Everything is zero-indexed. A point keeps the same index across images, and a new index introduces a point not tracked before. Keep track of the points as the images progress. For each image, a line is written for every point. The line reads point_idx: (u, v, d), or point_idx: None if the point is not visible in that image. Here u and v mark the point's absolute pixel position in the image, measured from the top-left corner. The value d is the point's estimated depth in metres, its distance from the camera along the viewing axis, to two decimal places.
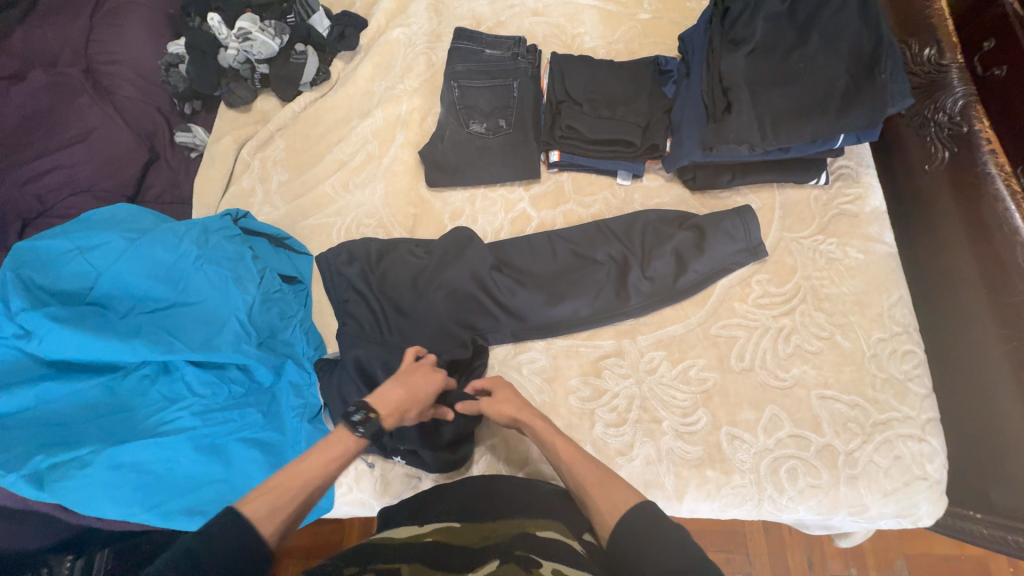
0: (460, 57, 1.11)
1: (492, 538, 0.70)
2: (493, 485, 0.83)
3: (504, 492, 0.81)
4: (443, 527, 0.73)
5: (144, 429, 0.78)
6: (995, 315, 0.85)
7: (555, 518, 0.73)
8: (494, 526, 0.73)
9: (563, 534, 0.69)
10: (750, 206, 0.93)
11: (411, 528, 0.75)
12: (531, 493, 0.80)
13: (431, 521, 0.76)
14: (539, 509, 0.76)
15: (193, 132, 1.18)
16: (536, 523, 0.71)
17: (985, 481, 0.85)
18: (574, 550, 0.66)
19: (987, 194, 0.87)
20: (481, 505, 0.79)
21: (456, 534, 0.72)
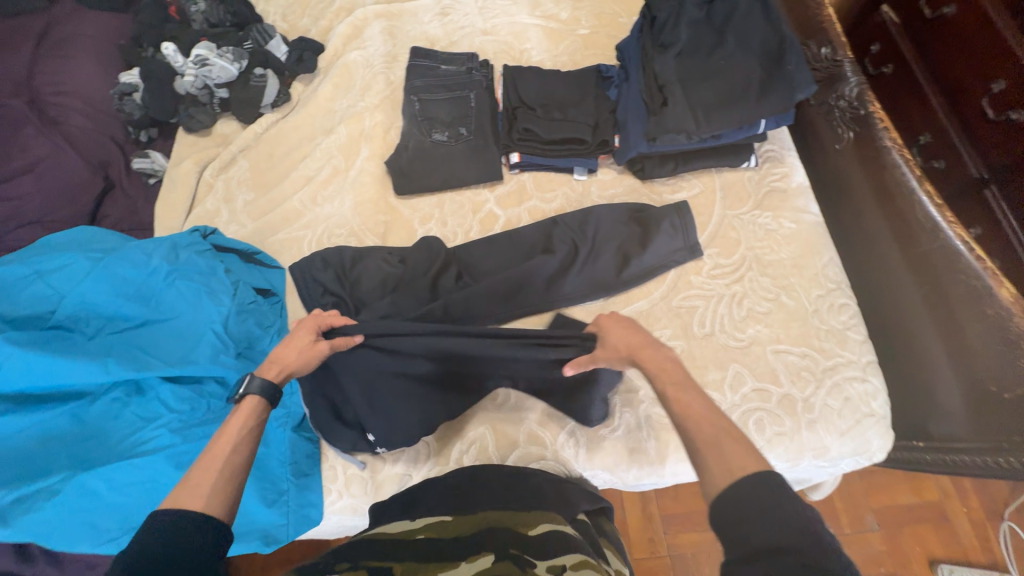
0: (418, 73, 1.17)
1: (487, 528, 0.69)
2: (484, 473, 0.83)
3: (496, 482, 0.81)
4: (435, 523, 0.71)
5: (117, 451, 0.75)
6: (908, 264, 0.98)
7: (550, 511, 0.75)
8: (485, 517, 0.72)
9: (558, 522, 0.71)
10: (686, 202, 1.03)
11: (404, 523, 0.73)
12: (529, 482, 0.82)
13: (424, 517, 0.74)
14: (535, 499, 0.77)
15: (151, 158, 1.15)
16: (530, 517, 0.72)
17: (925, 413, 0.95)
18: (569, 535, 0.68)
19: (887, 164, 1.02)
20: (473, 496, 0.78)
21: (450, 528, 0.70)
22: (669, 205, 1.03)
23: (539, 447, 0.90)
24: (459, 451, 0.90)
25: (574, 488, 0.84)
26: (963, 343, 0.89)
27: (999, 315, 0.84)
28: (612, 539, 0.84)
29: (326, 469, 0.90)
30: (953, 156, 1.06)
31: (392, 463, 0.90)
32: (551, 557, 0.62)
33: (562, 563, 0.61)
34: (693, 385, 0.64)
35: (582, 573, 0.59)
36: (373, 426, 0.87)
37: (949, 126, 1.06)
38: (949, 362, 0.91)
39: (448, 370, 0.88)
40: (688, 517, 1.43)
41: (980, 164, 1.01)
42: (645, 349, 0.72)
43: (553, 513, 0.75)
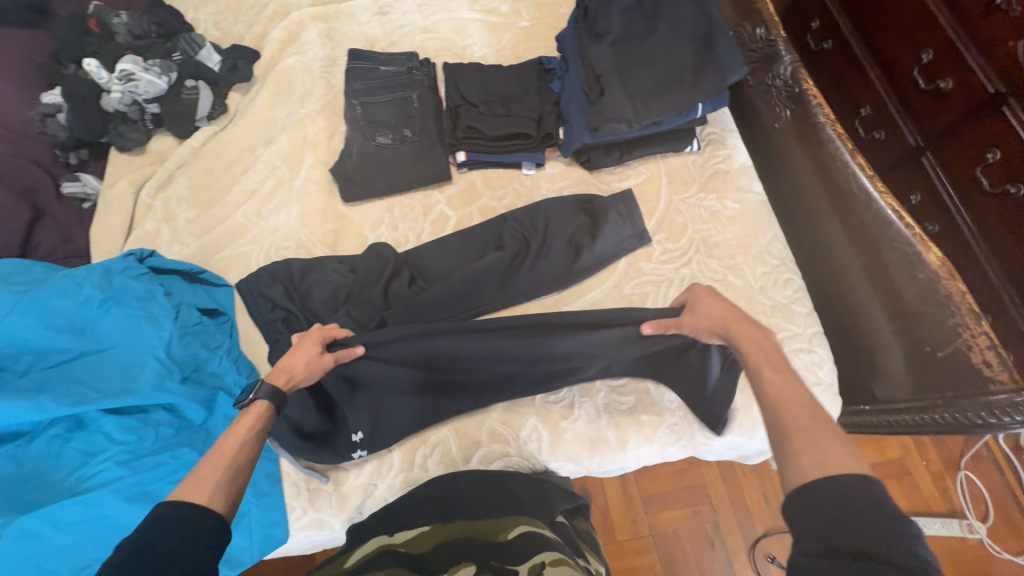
0: (357, 75, 1.15)
1: (467, 536, 0.71)
2: (458, 478, 0.85)
3: (470, 488, 0.83)
4: (416, 537, 0.72)
5: (63, 489, 0.73)
6: (848, 234, 1.01)
7: (528, 514, 0.77)
8: (465, 525, 0.74)
9: (535, 524, 0.74)
10: (631, 189, 1.04)
11: (381, 540, 0.73)
12: (505, 486, 0.84)
13: (402, 531, 0.75)
14: (513, 502, 0.80)
15: (82, 181, 1.12)
16: (507, 521, 0.74)
17: (870, 378, 0.99)
18: (546, 535, 0.71)
19: (823, 139, 1.05)
20: (448, 505, 0.80)
21: (430, 539, 0.71)
22: (616, 193, 1.04)
23: (502, 444, 0.91)
24: (422, 455, 0.90)
25: (551, 488, 0.86)
26: (901, 306, 0.92)
27: (929, 278, 0.88)
28: (588, 538, 0.87)
29: (289, 486, 0.88)
30: (890, 125, 1.01)
31: (357, 474, 0.89)
32: (529, 557, 0.65)
33: (541, 560, 0.63)
34: (789, 369, 0.65)
35: (560, 570, 0.61)
36: (360, 425, 0.88)
37: (885, 96, 1.02)
38: (890, 326, 0.95)
39: (430, 378, 0.89)
40: (666, 496, 1.47)
41: (915, 130, 0.97)
42: (738, 324, 0.72)
43: (532, 516, 0.77)
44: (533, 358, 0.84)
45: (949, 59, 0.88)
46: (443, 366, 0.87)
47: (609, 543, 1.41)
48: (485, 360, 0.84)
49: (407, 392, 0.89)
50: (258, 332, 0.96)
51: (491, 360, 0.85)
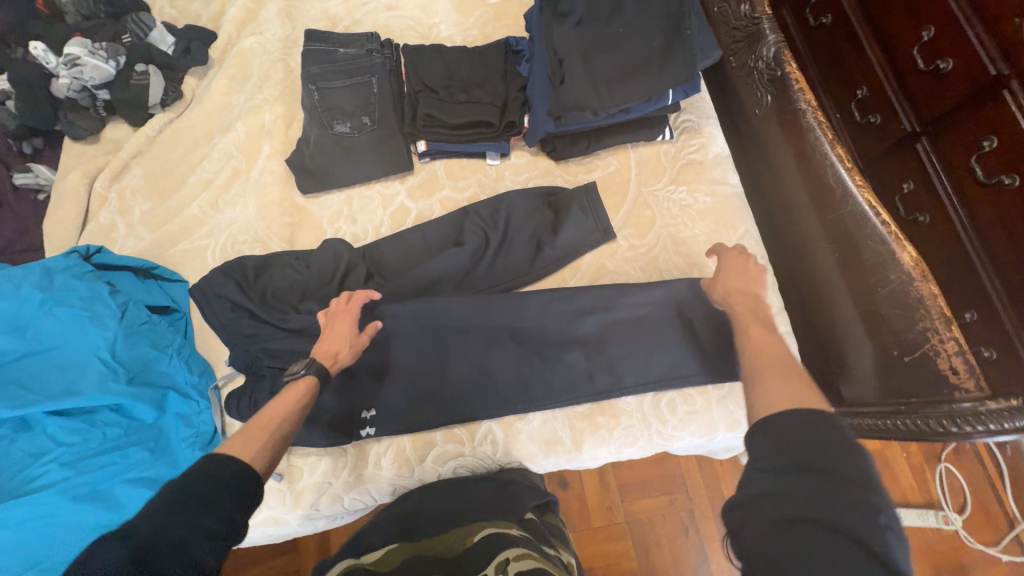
0: (314, 58, 1.09)
1: (434, 555, 0.69)
2: (427, 502, 0.84)
3: (433, 503, 0.83)
4: (384, 555, 0.71)
5: (9, 490, 0.75)
6: (825, 229, 0.97)
7: (499, 518, 0.76)
8: (434, 540, 0.74)
9: (502, 526, 0.73)
10: (596, 182, 1.00)
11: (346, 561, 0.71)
12: (466, 496, 0.83)
13: (370, 551, 0.73)
14: (482, 509, 0.79)
15: (34, 172, 1.09)
16: (473, 528, 0.73)
17: (838, 379, 0.97)
18: (513, 533, 0.70)
19: (803, 128, 0.98)
20: (415, 522, 0.79)
21: (397, 557, 0.70)
22: (580, 186, 1.00)
23: (456, 445, 0.90)
24: (377, 454, 0.90)
25: (518, 489, 0.85)
26: (872, 308, 0.89)
27: (900, 280, 0.84)
28: (560, 533, 0.86)
29: None
30: (885, 107, 0.88)
31: (312, 474, 0.89)
32: (490, 561, 0.64)
33: (505, 558, 0.63)
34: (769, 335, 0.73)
35: (523, 565, 0.61)
36: (370, 401, 0.91)
37: (880, 73, 0.89)
38: (863, 330, 0.91)
39: (415, 372, 0.92)
40: (641, 485, 1.47)
41: (911, 113, 0.84)
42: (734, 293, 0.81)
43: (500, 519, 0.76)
44: (541, 344, 0.92)
45: (951, 34, 0.76)
46: (442, 351, 0.93)
47: (582, 530, 1.42)
48: (496, 351, 0.93)
49: (392, 385, 0.91)
50: (211, 330, 0.94)
51: (505, 344, 0.93)
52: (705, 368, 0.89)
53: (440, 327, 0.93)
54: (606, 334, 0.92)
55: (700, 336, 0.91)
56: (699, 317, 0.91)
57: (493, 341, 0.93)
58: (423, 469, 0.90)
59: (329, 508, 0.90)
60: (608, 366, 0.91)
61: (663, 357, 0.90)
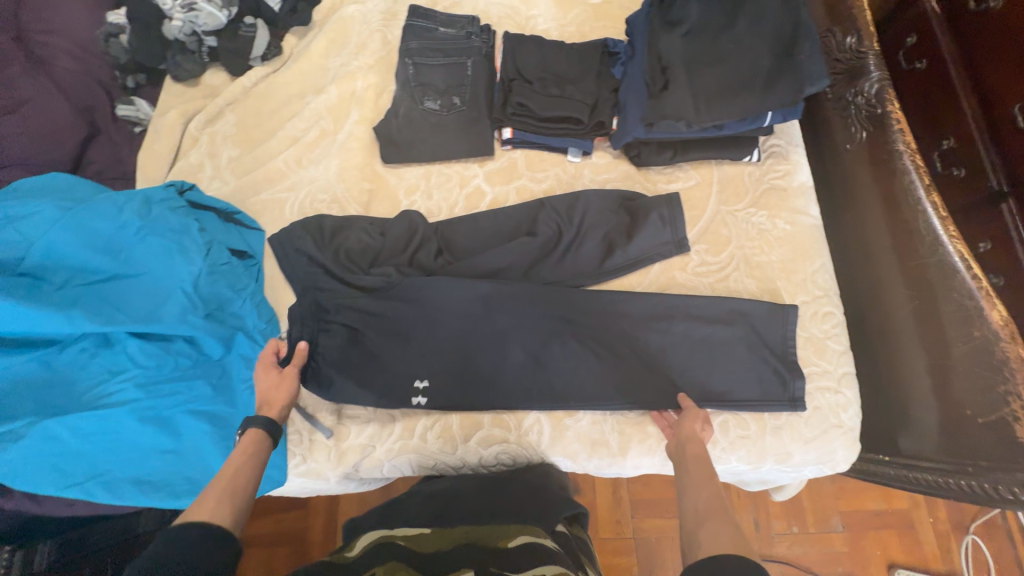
0: (414, 34, 1.12)
1: (465, 544, 0.70)
2: (459, 492, 0.85)
3: (472, 492, 0.85)
4: (414, 534, 0.73)
5: (84, 401, 0.79)
6: (903, 276, 0.95)
7: (531, 523, 0.76)
8: (468, 528, 0.74)
9: (536, 535, 0.71)
10: (679, 193, 0.99)
11: (381, 531, 0.75)
12: (502, 489, 0.85)
13: (402, 526, 0.76)
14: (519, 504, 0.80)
15: (136, 106, 1.15)
16: (507, 530, 0.73)
17: (897, 430, 0.94)
18: (548, 547, 0.69)
19: (896, 169, 0.96)
20: (450, 512, 0.79)
21: (428, 541, 0.72)
22: (660, 195, 0.99)
23: (502, 430, 0.91)
24: (423, 427, 0.91)
25: (552, 496, 0.84)
26: (945, 363, 0.87)
27: (985, 337, 0.81)
28: (587, 548, 0.83)
29: (294, 433, 0.92)
30: (973, 161, 0.85)
31: (358, 434, 0.91)
32: (528, 569, 0.63)
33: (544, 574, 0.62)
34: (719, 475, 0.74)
35: None
36: (422, 370, 0.92)
37: (974, 127, 0.85)
38: (931, 383, 0.89)
39: (467, 352, 0.93)
40: (655, 503, 1.45)
41: (1002, 173, 0.81)
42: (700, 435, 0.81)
43: (535, 524, 0.76)
44: (599, 343, 0.93)
45: None
46: (498, 335, 0.93)
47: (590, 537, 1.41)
48: (554, 343, 0.93)
49: (442, 362, 0.93)
50: (283, 280, 0.97)
51: (563, 337, 0.93)
52: (761, 394, 0.88)
53: (498, 314, 0.94)
54: (663, 345, 0.92)
55: (762, 362, 0.90)
56: (762, 341, 0.90)
57: (549, 336, 0.93)
58: (466, 449, 0.91)
59: (369, 470, 0.92)
60: (661, 378, 0.90)
61: (722, 376, 0.90)
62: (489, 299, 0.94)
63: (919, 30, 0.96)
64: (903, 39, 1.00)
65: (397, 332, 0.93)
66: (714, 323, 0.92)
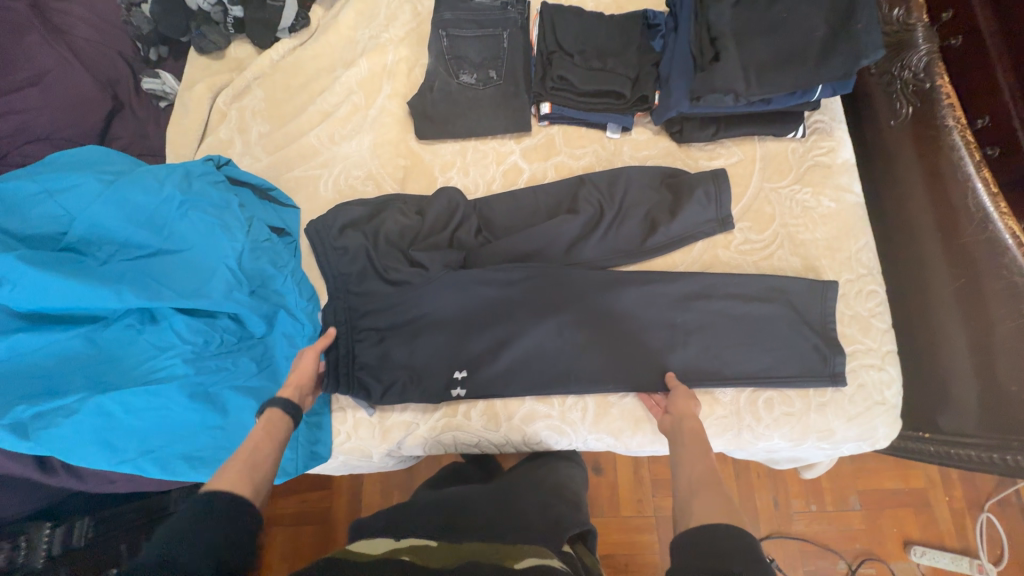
0: (448, 4, 1.08)
1: (471, 561, 0.61)
2: (507, 485, 0.85)
3: (526, 482, 0.86)
4: (420, 547, 0.66)
5: (135, 377, 0.79)
6: (946, 255, 0.94)
7: (538, 545, 0.67)
8: (472, 547, 0.66)
9: (545, 557, 0.63)
10: (724, 170, 0.97)
11: (384, 544, 0.67)
12: (517, 495, 0.82)
13: (409, 538, 0.69)
14: (541, 506, 0.78)
15: (161, 79, 1.11)
16: (515, 550, 0.64)
17: (936, 408, 0.95)
18: (556, 568, 0.60)
19: (944, 145, 0.94)
20: (465, 514, 0.76)
21: (433, 554, 0.64)
22: (704, 172, 0.97)
23: (546, 407, 0.91)
24: (468, 404, 0.92)
25: (562, 514, 0.77)
26: (988, 340, 0.87)
27: None
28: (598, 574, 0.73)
29: (337, 411, 0.92)
30: (1009, 140, 0.87)
31: (402, 412, 0.92)
32: None
33: None
34: None
35: None
36: (461, 361, 0.91)
37: (1012, 106, 0.86)
38: (973, 361, 0.89)
39: (506, 330, 0.92)
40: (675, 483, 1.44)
41: None
42: None
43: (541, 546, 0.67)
44: (640, 323, 0.92)
45: None
46: (538, 314, 0.92)
47: (610, 515, 1.41)
48: (595, 321, 0.92)
49: (481, 338, 0.92)
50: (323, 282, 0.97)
51: (605, 315, 0.92)
52: (803, 370, 0.88)
53: (540, 292, 0.93)
54: (704, 323, 0.91)
55: (804, 338, 0.89)
56: (803, 318, 0.90)
57: (590, 314, 0.92)
58: (510, 426, 0.91)
59: (412, 447, 0.92)
60: (702, 357, 0.90)
61: (767, 355, 0.89)
62: (529, 277, 0.93)
63: (956, 5, 0.95)
64: (938, 15, 0.98)
65: (432, 313, 0.92)
66: (756, 300, 0.91)
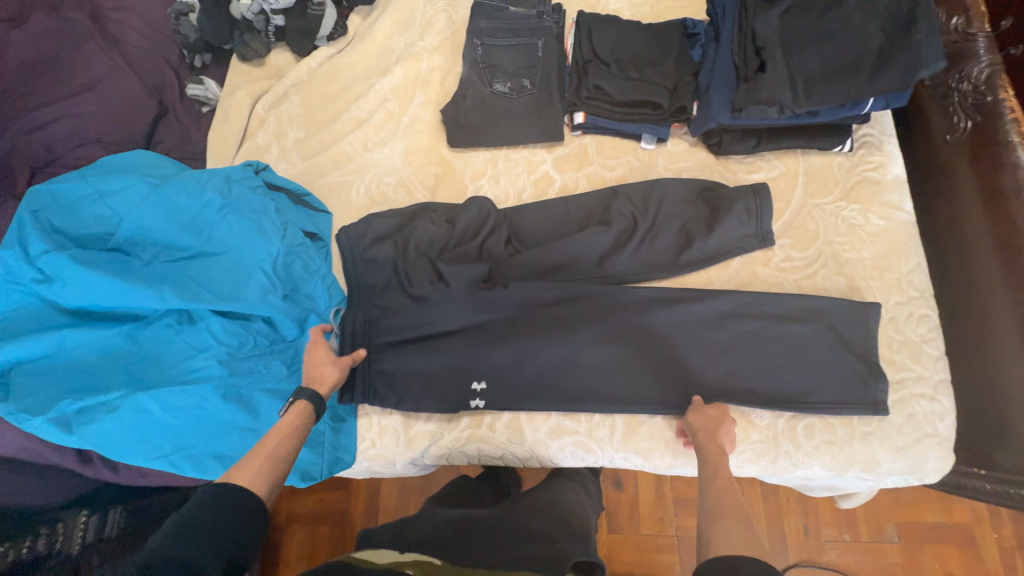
0: (483, 13, 1.08)
1: None
2: (513, 510, 0.85)
3: (530, 504, 0.87)
4: (424, 562, 0.66)
5: (172, 376, 0.80)
6: (1004, 279, 0.88)
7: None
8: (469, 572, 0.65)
9: None
10: (766, 184, 0.93)
11: (391, 554, 0.68)
12: (523, 522, 0.79)
13: (412, 550, 0.69)
14: (545, 535, 0.77)
15: (205, 85, 1.14)
16: None
17: (992, 443, 0.88)
18: None
19: (1006, 163, 0.89)
20: (471, 535, 0.74)
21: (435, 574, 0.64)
22: (744, 186, 0.94)
23: (573, 422, 0.89)
24: (494, 416, 0.90)
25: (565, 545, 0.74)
26: None
27: None
28: None
29: (364, 417, 0.92)
30: None
31: (425, 422, 0.91)
32: None
33: None
34: None
35: None
36: (483, 373, 0.90)
37: None
38: None
39: (531, 342, 0.90)
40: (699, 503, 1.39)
41: None
42: None
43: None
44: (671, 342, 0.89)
45: None
46: (564, 327, 0.91)
47: (630, 533, 1.37)
48: (625, 337, 0.90)
49: (505, 351, 0.90)
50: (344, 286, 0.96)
51: (635, 331, 0.90)
52: (845, 397, 0.83)
53: (571, 305, 0.91)
54: (739, 344, 0.87)
55: (846, 363, 0.85)
56: (845, 342, 0.85)
57: (620, 329, 0.90)
58: (535, 440, 0.89)
59: (437, 457, 0.91)
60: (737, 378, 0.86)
61: (808, 380, 0.85)
62: (560, 289, 0.91)
63: (1015, 13, 0.90)
64: (997, 22, 0.94)
65: (459, 324, 0.92)
66: (797, 321, 0.87)
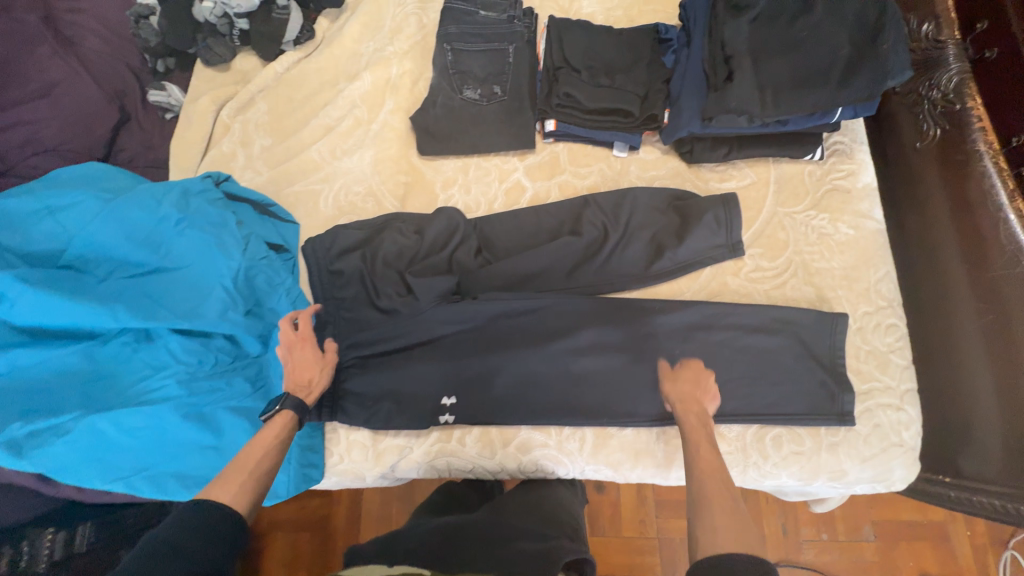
0: (452, 18, 1.06)
1: None
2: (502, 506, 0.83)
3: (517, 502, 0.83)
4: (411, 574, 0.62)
5: (130, 396, 0.78)
6: (972, 288, 0.88)
7: None
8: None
9: None
10: (736, 194, 0.92)
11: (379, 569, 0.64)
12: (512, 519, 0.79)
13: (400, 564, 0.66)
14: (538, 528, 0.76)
15: (167, 91, 1.10)
16: None
17: (957, 449, 0.88)
18: None
19: (974, 172, 0.89)
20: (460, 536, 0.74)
21: None
22: (714, 195, 0.93)
23: (543, 436, 0.88)
24: (463, 430, 0.89)
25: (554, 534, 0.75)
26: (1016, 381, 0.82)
27: None
28: None
29: (331, 432, 0.91)
30: None
31: (394, 436, 0.90)
32: None
33: None
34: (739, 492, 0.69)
35: None
36: (451, 387, 0.89)
37: None
38: (998, 404, 0.83)
39: (500, 355, 0.89)
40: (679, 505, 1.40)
41: None
42: None
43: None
44: (642, 353, 0.88)
45: None
46: (534, 340, 0.90)
47: (611, 536, 1.37)
48: (595, 349, 0.89)
49: (474, 364, 0.89)
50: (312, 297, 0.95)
51: (605, 343, 0.89)
52: (812, 407, 0.84)
53: (541, 316, 0.91)
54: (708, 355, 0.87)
55: (812, 373, 0.85)
56: (811, 353, 0.85)
57: (590, 341, 0.89)
58: (506, 453, 0.88)
59: (406, 472, 0.90)
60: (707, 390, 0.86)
61: (777, 390, 0.85)
62: (529, 301, 0.90)
63: (991, 16, 0.89)
64: (972, 25, 0.92)
65: (427, 337, 0.90)
66: (766, 331, 0.87)
